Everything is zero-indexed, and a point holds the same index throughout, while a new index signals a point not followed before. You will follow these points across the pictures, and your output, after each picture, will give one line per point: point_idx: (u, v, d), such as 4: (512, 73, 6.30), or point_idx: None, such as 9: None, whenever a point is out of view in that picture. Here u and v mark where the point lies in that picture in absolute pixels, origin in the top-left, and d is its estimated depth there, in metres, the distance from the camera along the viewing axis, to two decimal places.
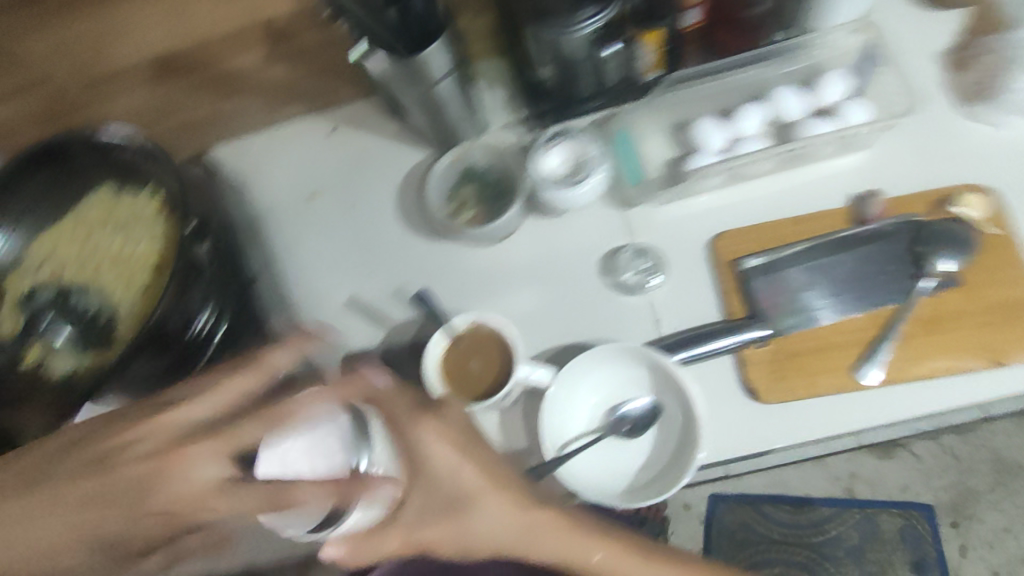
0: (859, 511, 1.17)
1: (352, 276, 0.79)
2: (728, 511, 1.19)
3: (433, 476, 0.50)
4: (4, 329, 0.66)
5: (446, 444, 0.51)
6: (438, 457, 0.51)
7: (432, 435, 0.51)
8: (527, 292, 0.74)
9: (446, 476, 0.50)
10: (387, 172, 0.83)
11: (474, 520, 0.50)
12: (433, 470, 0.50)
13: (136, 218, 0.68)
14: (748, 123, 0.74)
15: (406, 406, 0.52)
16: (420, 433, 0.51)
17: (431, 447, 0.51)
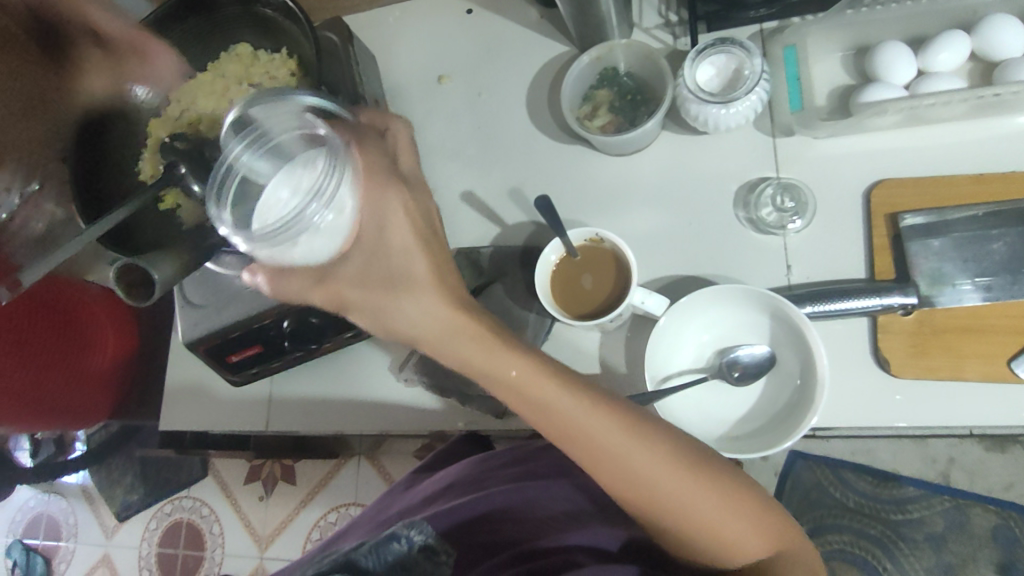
0: (950, 500, 0.96)
1: (469, 170, 0.77)
2: (805, 469, 1.01)
3: (380, 245, 0.46)
4: (145, 173, 0.68)
5: (406, 220, 0.46)
6: (394, 226, 0.46)
7: (398, 206, 0.46)
8: (650, 214, 0.69)
9: (382, 255, 0.46)
10: (519, 65, 0.78)
11: (405, 302, 0.46)
12: (384, 240, 0.46)
13: (271, 78, 0.69)
14: (946, 57, 0.62)
15: (383, 169, 0.47)
16: (387, 200, 0.46)
17: (390, 223, 0.46)
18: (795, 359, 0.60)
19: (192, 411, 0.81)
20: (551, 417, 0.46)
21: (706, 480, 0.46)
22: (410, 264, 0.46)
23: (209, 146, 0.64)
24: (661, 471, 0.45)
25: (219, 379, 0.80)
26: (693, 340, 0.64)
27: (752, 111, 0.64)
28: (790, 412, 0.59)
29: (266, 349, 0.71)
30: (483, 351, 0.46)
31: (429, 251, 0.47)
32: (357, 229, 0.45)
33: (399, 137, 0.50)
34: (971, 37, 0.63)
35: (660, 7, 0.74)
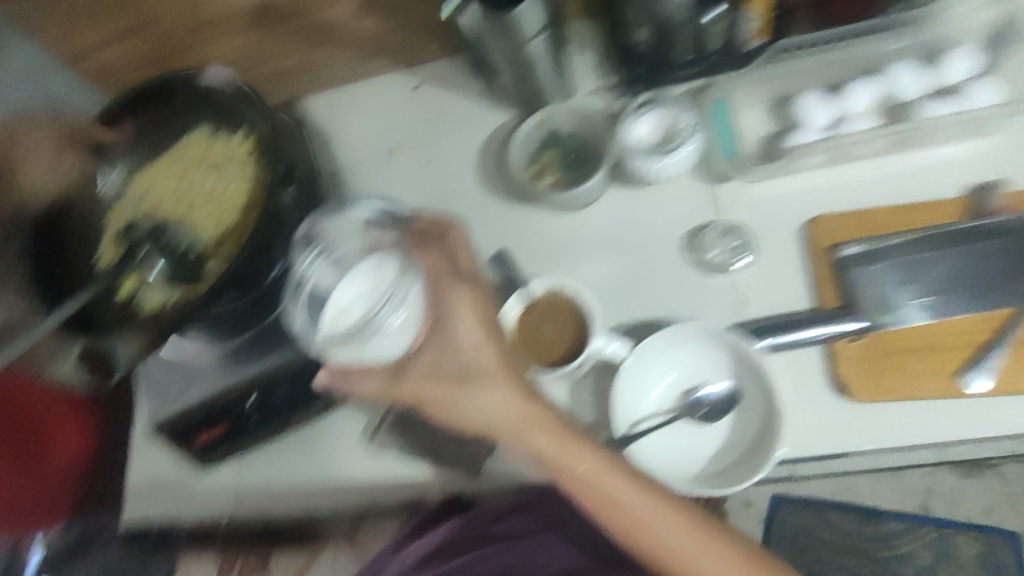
0: (935, 530, 1.16)
1: None
2: (789, 513, 1.19)
3: (451, 346, 0.54)
4: (105, 257, 0.68)
5: (475, 323, 0.55)
6: (465, 327, 0.55)
7: (464, 304, 0.55)
8: (603, 264, 0.72)
9: (455, 354, 0.54)
10: (469, 133, 0.83)
11: (476, 392, 0.55)
12: (457, 339, 0.54)
13: (229, 158, 0.71)
14: (857, 100, 0.68)
15: (452, 271, 0.56)
16: (456, 304, 0.55)
17: (460, 322, 0.54)
18: (758, 392, 0.61)
19: (152, 501, 0.78)
20: (593, 486, 0.55)
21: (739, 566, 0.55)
22: (476, 360, 0.55)
23: (164, 232, 0.69)
24: (715, 567, 0.54)
25: (181, 465, 0.78)
26: (658, 381, 0.65)
27: (689, 160, 0.69)
28: (758, 443, 0.60)
29: (231, 430, 0.69)
30: (548, 439, 0.56)
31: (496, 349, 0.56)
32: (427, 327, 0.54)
33: (455, 239, 0.58)
34: (878, 83, 0.68)
35: (596, 73, 0.80)
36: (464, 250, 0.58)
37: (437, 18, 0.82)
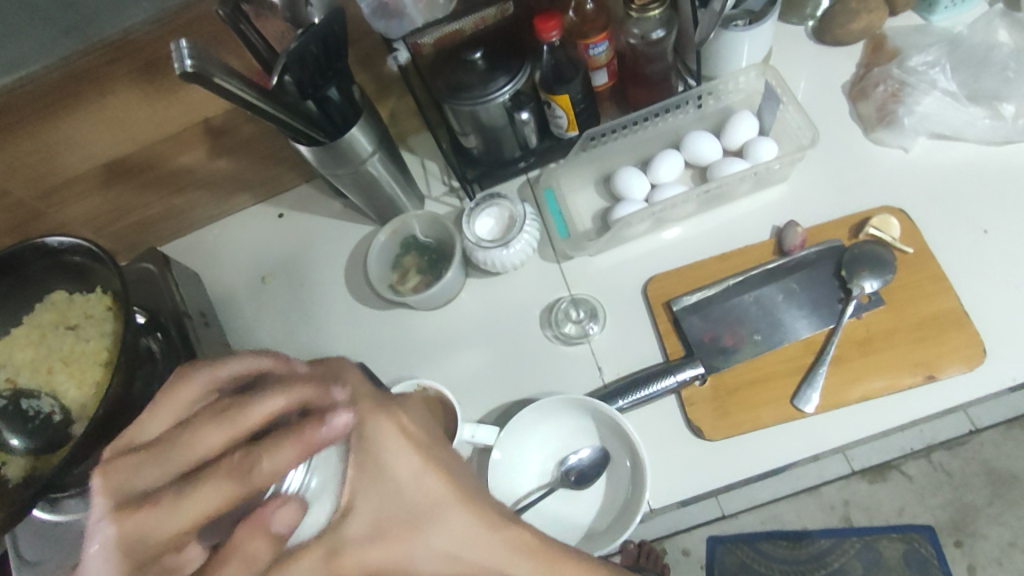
0: (858, 540, 1.20)
1: (305, 355, 0.82)
2: (726, 552, 1.21)
3: (381, 493, 0.34)
4: None
5: (405, 449, 0.35)
6: (394, 462, 0.35)
7: (390, 436, 0.35)
8: (472, 353, 0.76)
9: (378, 503, 0.34)
10: (335, 249, 0.87)
11: (424, 553, 0.34)
12: (385, 479, 0.34)
13: (86, 317, 0.71)
14: (664, 171, 0.76)
15: (365, 387, 0.36)
16: (369, 430, 0.34)
17: (384, 457, 0.34)
18: (623, 449, 0.66)
19: None
20: None
21: None
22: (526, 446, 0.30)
23: (26, 396, 0.68)
24: None
25: None
26: (534, 456, 0.68)
27: (529, 246, 0.75)
28: (631, 499, 0.64)
29: None
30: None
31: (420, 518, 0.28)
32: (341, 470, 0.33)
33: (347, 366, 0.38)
34: (682, 152, 0.77)
35: (443, 178, 0.86)
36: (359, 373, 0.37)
37: (287, 151, 0.87)
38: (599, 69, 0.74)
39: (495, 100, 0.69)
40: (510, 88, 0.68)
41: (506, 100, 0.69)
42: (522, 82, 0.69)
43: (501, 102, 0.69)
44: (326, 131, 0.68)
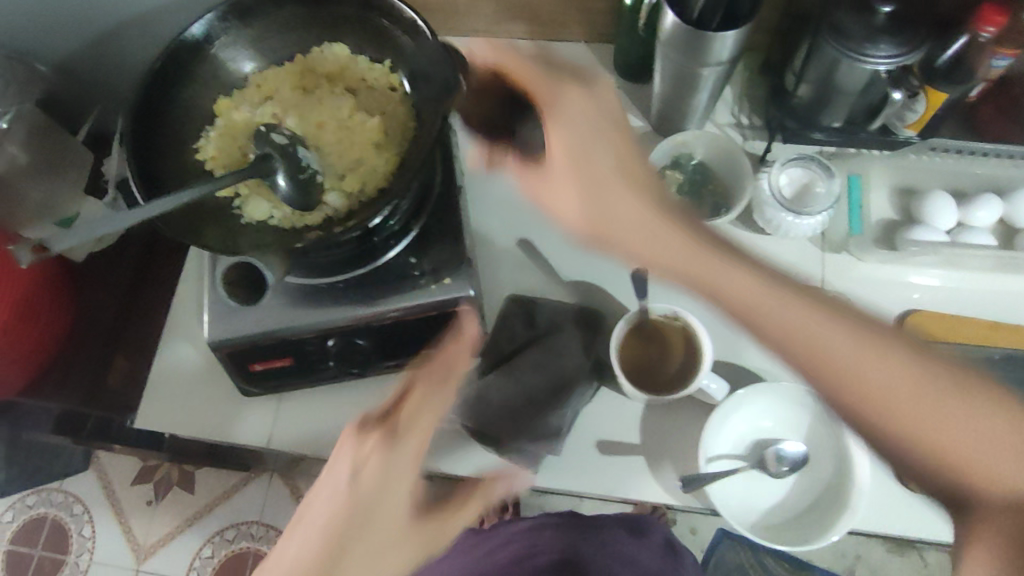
0: None
1: (529, 219, 0.77)
2: (729, 548, 1.32)
3: (886, 393, 0.43)
4: (212, 153, 0.65)
5: (834, 327, 0.45)
6: (884, 368, 0.43)
7: (859, 356, 0.43)
8: (704, 296, 0.73)
9: (890, 382, 0.43)
10: None
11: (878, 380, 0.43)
12: (873, 381, 0.43)
13: (369, 87, 0.67)
14: (980, 215, 0.73)
15: (846, 344, 0.44)
16: (827, 341, 0.44)
17: (872, 373, 0.43)
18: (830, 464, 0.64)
19: (178, 409, 0.74)
20: None
21: (921, 381, 0.43)
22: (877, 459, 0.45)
23: (299, 145, 0.62)
24: (906, 380, 0.43)
25: (218, 377, 0.75)
26: (751, 426, 0.65)
27: (818, 226, 0.72)
28: (820, 507, 0.63)
29: (297, 363, 0.67)
30: None
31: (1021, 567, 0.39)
32: (865, 399, 0.43)
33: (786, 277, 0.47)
34: (1003, 204, 0.74)
35: (732, 109, 0.82)
36: (829, 345, 0.44)
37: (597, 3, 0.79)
38: (988, 82, 0.69)
39: (868, 66, 0.65)
40: (891, 59, 0.64)
41: (878, 69, 0.65)
42: (907, 60, 0.64)
43: (872, 69, 0.65)
44: (695, 13, 0.63)
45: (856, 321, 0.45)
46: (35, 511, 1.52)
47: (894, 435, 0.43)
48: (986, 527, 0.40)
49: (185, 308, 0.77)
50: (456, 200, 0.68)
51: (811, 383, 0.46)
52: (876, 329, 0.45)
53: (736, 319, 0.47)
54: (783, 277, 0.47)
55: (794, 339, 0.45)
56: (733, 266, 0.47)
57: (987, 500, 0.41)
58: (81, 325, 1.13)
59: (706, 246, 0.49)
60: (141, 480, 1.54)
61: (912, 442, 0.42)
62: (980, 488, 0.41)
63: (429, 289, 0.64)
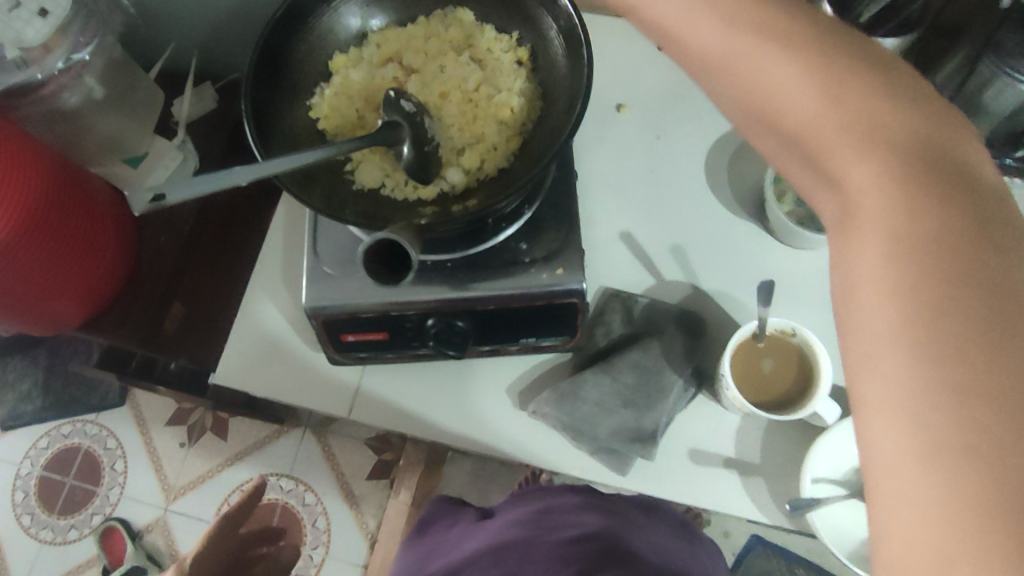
0: None
1: (632, 210, 0.74)
2: (761, 554, 1.26)
3: (871, 175, 0.35)
4: (326, 112, 0.62)
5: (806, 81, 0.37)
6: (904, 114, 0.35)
7: (841, 113, 0.36)
8: (811, 311, 0.70)
9: (838, 131, 0.36)
10: (706, 119, 0.78)
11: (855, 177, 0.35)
12: (823, 139, 0.36)
13: (495, 59, 0.64)
14: None
15: (818, 85, 0.36)
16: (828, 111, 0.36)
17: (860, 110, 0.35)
18: None
19: (259, 372, 0.72)
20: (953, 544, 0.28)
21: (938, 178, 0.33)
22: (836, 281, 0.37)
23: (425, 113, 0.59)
24: (889, 169, 0.34)
25: (303, 343, 0.73)
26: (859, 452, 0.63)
27: None
28: None
29: (391, 337, 0.66)
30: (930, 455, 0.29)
31: (964, 421, 0.29)
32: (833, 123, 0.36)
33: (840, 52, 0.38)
34: None
35: None
36: (853, 98, 0.36)
37: None
38: None
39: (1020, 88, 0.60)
40: None
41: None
42: None
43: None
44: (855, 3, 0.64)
45: (879, 82, 0.36)
46: (69, 441, 1.47)
47: (861, 241, 0.34)
48: (888, 353, 0.31)
49: (271, 269, 0.75)
50: (570, 184, 0.66)
51: (800, 169, 0.39)
52: (858, 82, 0.36)
53: (731, 114, 0.42)
54: (784, 26, 0.39)
55: (777, 114, 0.38)
56: (751, 60, 0.39)
57: (893, 343, 0.31)
58: (147, 265, 1.05)
59: (723, 27, 0.40)
60: (176, 420, 1.49)
61: (854, 274, 0.34)
62: (921, 374, 0.30)
63: (541, 276, 0.61)
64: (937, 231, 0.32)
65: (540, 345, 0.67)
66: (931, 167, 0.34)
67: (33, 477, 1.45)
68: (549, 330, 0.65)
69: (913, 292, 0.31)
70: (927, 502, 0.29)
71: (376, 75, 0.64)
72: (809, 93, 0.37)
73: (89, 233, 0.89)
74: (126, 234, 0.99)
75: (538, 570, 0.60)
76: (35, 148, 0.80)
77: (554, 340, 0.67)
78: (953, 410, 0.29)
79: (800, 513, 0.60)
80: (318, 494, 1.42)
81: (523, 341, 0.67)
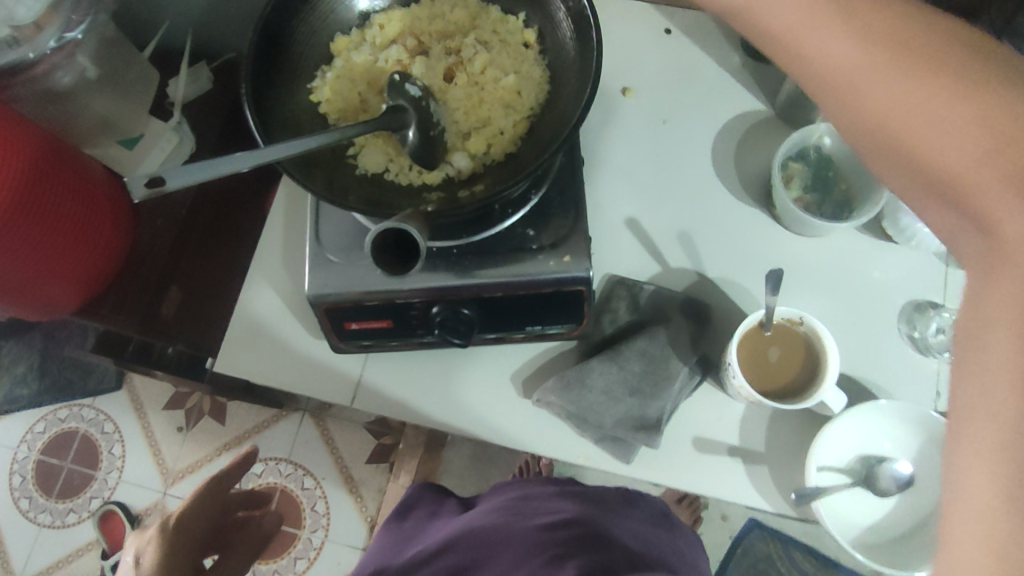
0: None
1: (637, 195, 0.74)
2: (757, 539, 1.27)
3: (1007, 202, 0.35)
4: (326, 94, 0.61)
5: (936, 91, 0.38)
6: None
7: (973, 126, 0.36)
8: (816, 299, 0.69)
9: (955, 150, 0.37)
10: (712, 104, 0.77)
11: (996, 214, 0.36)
12: (943, 162, 0.38)
13: (501, 41, 0.62)
14: None
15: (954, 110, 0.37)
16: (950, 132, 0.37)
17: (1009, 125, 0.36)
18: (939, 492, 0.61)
19: (262, 356, 0.71)
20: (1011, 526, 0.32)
21: None
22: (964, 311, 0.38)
23: (429, 97, 0.58)
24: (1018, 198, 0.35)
25: (304, 330, 0.72)
26: (864, 441, 0.63)
27: None
28: (920, 533, 0.61)
29: (394, 325, 0.65)
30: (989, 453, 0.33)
31: None
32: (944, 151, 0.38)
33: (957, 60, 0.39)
34: None
35: None
36: (973, 113, 0.37)
37: None
38: None
39: None
40: None
41: None
42: None
43: None
44: None
45: (1000, 90, 0.37)
46: (66, 425, 1.47)
47: (1000, 276, 0.35)
48: (1003, 389, 0.33)
49: (271, 254, 0.74)
50: (575, 170, 0.65)
51: (933, 196, 0.40)
52: (1000, 100, 0.36)
53: (862, 136, 0.43)
54: (930, 51, 0.40)
55: (908, 137, 0.40)
56: (883, 83, 0.41)
57: (1012, 379, 0.33)
58: (144, 251, 1.03)
59: (858, 49, 0.42)
60: (173, 404, 1.48)
61: (985, 308, 0.36)
62: (1008, 379, 0.33)
63: (545, 263, 0.60)
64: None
65: (544, 333, 0.66)
66: None
67: (30, 461, 1.45)
68: (553, 318, 0.65)
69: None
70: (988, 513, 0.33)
71: (377, 57, 0.62)
72: (941, 117, 0.38)
73: (84, 215, 0.88)
74: (123, 218, 0.97)
75: (518, 552, 0.68)
76: (28, 129, 0.78)
77: (558, 328, 0.66)
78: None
79: (805, 502, 0.60)
80: (316, 478, 1.42)
81: (527, 329, 0.66)
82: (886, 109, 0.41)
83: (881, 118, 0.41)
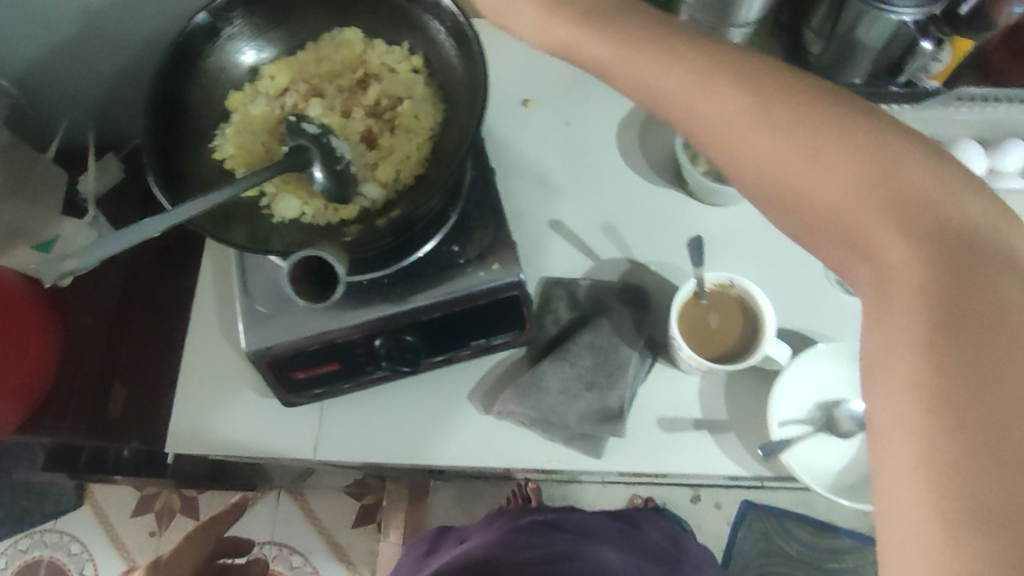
0: None
1: (557, 198, 0.75)
2: (753, 518, 1.27)
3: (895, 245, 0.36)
4: (231, 150, 0.60)
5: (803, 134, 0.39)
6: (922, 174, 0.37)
7: (848, 168, 0.37)
8: (745, 263, 0.71)
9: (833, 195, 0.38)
10: (611, 100, 0.79)
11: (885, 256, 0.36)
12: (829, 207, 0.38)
13: (390, 71, 0.64)
14: (1008, 160, 0.73)
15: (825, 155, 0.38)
16: (831, 180, 0.38)
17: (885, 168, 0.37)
18: None
19: (216, 429, 0.69)
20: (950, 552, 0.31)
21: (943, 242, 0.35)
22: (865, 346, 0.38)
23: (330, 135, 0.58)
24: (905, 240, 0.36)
25: (253, 393, 0.70)
26: (818, 387, 0.64)
27: None
28: None
29: (343, 366, 0.64)
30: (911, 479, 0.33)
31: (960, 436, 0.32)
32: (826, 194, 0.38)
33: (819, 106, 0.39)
34: None
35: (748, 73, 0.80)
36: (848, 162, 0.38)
37: None
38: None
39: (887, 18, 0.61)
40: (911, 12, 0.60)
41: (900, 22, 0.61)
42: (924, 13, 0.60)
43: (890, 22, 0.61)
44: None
45: (865, 134, 0.38)
46: (29, 556, 1.38)
47: (892, 308, 0.36)
48: (911, 413, 0.33)
49: (207, 324, 0.73)
50: (489, 183, 0.66)
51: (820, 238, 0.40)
52: (865, 145, 0.37)
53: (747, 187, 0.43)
54: (797, 97, 0.40)
55: (786, 185, 0.40)
56: (755, 132, 0.40)
57: (915, 400, 0.33)
58: (76, 352, 1.00)
59: (741, 106, 0.41)
60: (140, 509, 1.41)
61: (881, 339, 0.36)
62: (913, 402, 0.33)
63: (473, 275, 0.61)
64: (938, 296, 0.34)
65: (490, 346, 0.67)
66: (951, 235, 0.35)
67: None
68: (496, 328, 0.65)
69: (940, 377, 0.33)
70: (919, 537, 0.32)
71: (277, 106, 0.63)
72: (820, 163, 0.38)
73: (6, 329, 0.85)
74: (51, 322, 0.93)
75: None
76: None
77: (504, 338, 0.67)
78: (967, 479, 0.31)
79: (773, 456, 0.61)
80: (304, 555, 1.37)
81: (472, 344, 0.66)
82: (764, 162, 0.40)
83: (766, 171, 0.41)
